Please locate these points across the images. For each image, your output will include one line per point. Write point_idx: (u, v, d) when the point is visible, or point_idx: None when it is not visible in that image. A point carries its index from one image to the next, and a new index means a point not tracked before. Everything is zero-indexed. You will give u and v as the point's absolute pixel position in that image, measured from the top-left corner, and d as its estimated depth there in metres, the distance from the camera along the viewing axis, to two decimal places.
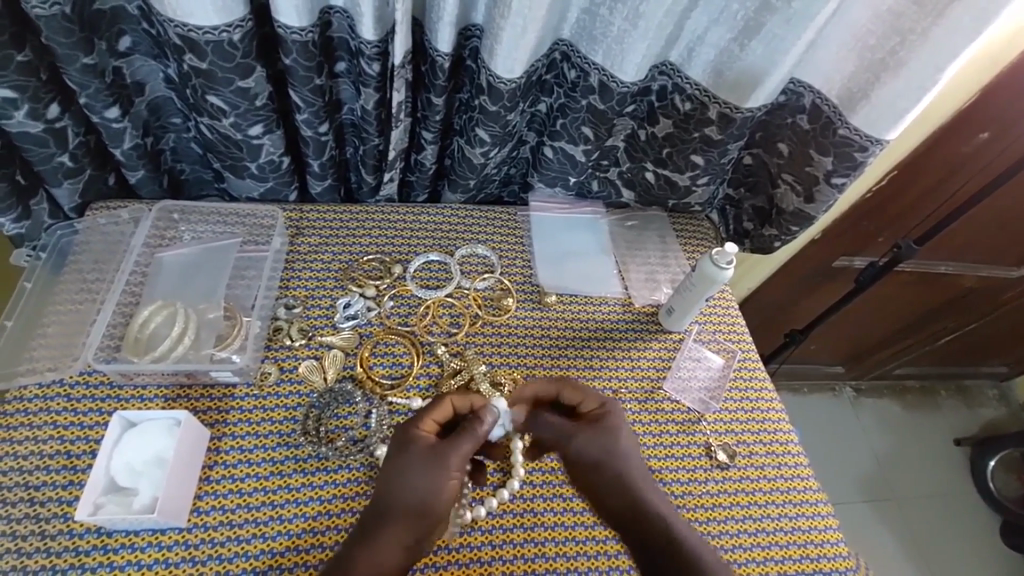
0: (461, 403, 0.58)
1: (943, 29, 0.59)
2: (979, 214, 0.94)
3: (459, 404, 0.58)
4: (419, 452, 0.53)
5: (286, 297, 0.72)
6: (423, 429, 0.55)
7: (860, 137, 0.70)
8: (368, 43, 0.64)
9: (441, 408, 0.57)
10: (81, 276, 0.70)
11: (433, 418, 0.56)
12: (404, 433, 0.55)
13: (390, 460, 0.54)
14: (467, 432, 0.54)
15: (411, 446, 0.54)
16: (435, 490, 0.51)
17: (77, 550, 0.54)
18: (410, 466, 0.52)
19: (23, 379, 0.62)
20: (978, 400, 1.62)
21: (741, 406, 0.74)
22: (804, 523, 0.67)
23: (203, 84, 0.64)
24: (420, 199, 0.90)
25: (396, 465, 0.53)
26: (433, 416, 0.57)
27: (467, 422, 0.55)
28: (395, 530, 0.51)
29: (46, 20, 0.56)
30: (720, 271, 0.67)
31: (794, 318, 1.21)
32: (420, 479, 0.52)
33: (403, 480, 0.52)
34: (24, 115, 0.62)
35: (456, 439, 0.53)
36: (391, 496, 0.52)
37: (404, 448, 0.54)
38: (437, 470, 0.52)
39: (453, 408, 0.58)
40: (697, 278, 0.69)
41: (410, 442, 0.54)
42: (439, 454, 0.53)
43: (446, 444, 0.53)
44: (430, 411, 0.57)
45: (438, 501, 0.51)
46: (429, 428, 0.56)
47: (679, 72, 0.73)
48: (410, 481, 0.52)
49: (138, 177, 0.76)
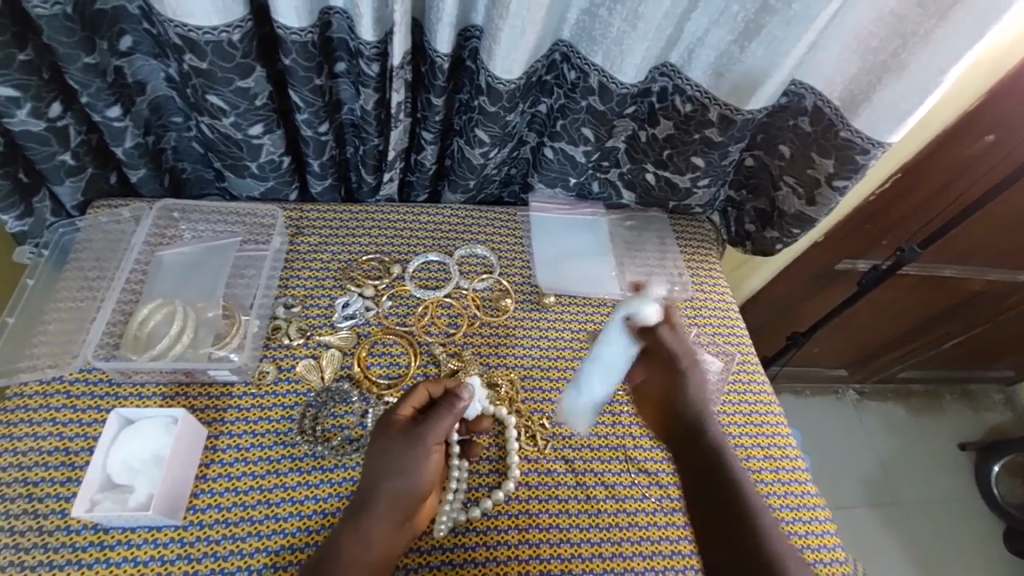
0: (436, 389, 0.58)
1: (945, 32, 0.58)
2: (983, 217, 0.93)
3: (435, 390, 0.58)
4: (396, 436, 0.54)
5: (285, 297, 0.72)
6: (400, 414, 0.55)
7: (862, 139, 0.69)
8: (367, 44, 0.64)
9: (418, 395, 0.57)
10: (82, 274, 0.71)
11: (410, 404, 0.56)
12: (382, 420, 0.56)
13: (375, 445, 0.54)
14: (445, 410, 0.55)
15: (388, 432, 0.54)
16: (420, 470, 0.53)
17: (74, 547, 0.54)
18: (390, 448, 0.53)
19: (24, 375, 0.62)
20: (983, 404, 1.61)
21: (739, 410, 0.74)
22: (801, 527, 0.66)
23: (202, 83, 0.64)
24: (420, 199, 0.90)
25: (376, 451, 0.54)
26: (412, 403, 0.56)
27: (443, 402, 0.56)
28: (381, 511, 0.52)
29: (48, 19, 0.57)
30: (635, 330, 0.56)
31: (795, 321, 1.21)
32: (401, 461, 0.53)
33: (383, 463, 0.53)
34: (26, 114, 0.63)
35: (432, 420, 0.54)
36: (377, 476, 0.53)
37: (383, 434, 0.55)
38: (421, 449, 0.53)
39: (428, 395, 0.57)
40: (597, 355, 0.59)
41: (387, 427, 0.55)
42: (416, 436, 0.53)
43: (422, 424, 0.54)
44: (406, 398, 0.57)
45: (422, 478, 0.53)
46: (408, 415, 0.56)
47: (680, 73, 0.72)
48: (391, 464, 0.53)
49: (139, 176, 0.77)
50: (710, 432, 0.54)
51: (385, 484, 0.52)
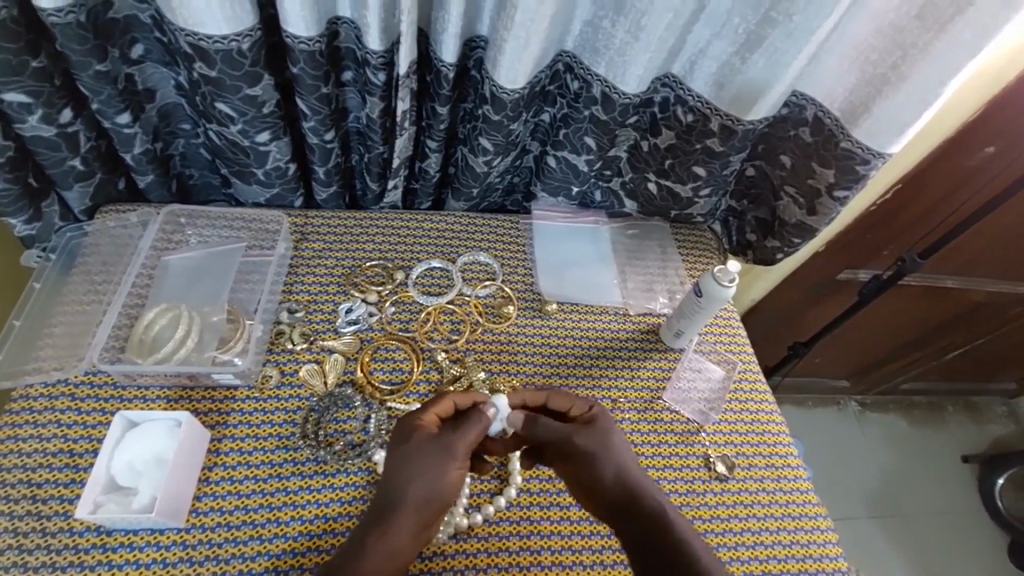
0: (464, 401, 0.59)
1: (944, 45, 0.59)
2: (983, 227, 0.93)
3: (461, 402, 0.59)
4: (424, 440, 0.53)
5: (289, 302, 0.73)
6: (427, 423, 0.55)
7: (862, 150, 0.70)
8: (374, 53, 0.65)
9: (444, 403, 0.57)
10: (89, 278, 0.71)
11: (435, 412, 0.57)
12: (404, 425, 0.55)
13: (405, 453, 0.53)
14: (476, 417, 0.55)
15: (419, 439, 0.53)
16: (451, 482, 0.52)
17: (77, 549, 0.55)
18: (416, 452, 0.52)
19: (30, 377, 0.63)
20: (986, 417, 1.60)
21: (741, 418, 0.74)
22: (803, 537, 0.66)
23: (211, 91, 0.65)
24: (424, 207, 0.91)
25: (401, 454, 0.53)
26: (437, 410, 0.57)
27: (472, 413, 0.56)
28: (407, 514, 0.50)
29: (62, 27, 0.57)
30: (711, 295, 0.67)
31: (798, 330, 1.21)
32: (427, 464, 0.52)
33: (409, 465, 0.52)
34: (38, 120, 0.63)
35: (463, 428, 0.54)
36: (410, 482, 0.51)
37: (407, 436, 0.54)
38: (449, 460, 0.52)
39: (453, 405, 0.58)
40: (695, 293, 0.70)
41: (412, 431, 0.54)
42: (445, 442, 0.53)
43: (455, 434, 0.54)
44: (433, 406, 0.57)
45: (454, 488, 0.53)
46: (432, 421, 0.56)
47: (682, 84, 0.73)
48: (420, 467, 0.52)
49: (147, 181, 0.78)
50: (642, 497, 0.51)
51: (415, 488, 0.51)
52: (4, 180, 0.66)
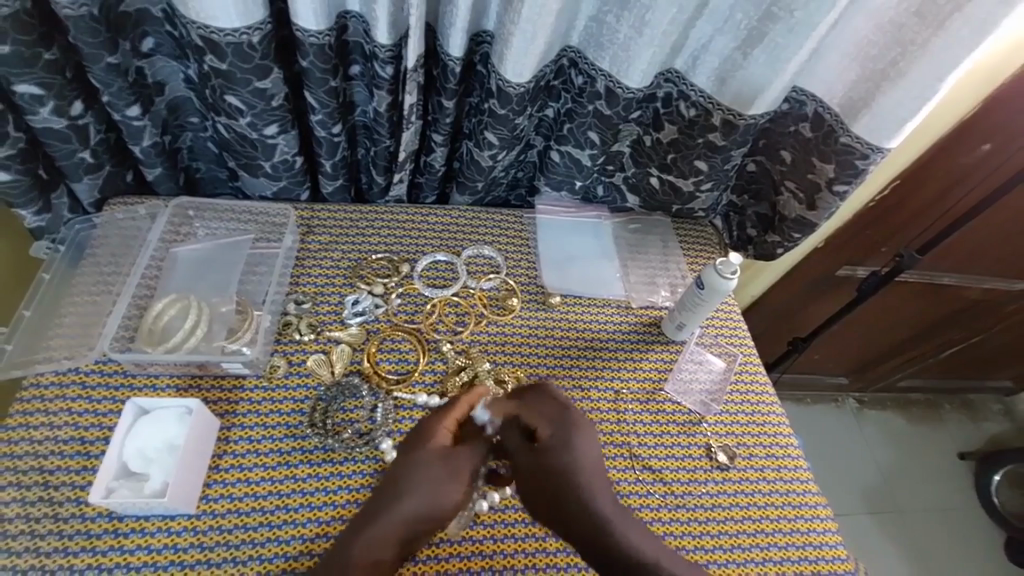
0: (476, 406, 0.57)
1: (942, 41, 0.60)
2: (981, 224, 0.94)
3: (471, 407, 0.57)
4: (432, 452, 0.53)
5: (296, 293, 0.74)
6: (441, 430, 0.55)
7: (861, 145, 0.71)
8: (382, 47, 0.66)
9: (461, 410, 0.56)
10: (98, 270, 0.72)
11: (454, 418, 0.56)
12: (420, 431, 0.55)
13: (407, 463, 0.52)
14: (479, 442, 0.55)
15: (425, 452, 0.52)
16: (445, 504, 0.50)
17: (89, 533, 0.55)
18: (423, 462, 0.52)
19: (41, 366, 0.64)
20: (983, 414, 1.61)
21: (742, 409, 0.75)
22: (803, 525, 0.67)
23: (221, 84, 0.66)
24: (428, 201, 0.92)
25: (408, 463, 0.52)
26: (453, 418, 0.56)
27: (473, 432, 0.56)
28: (393, 524, 0.49)
29: (76, 20, 0.58)
30: (715, 289, 0.68)
31: (796, 326, 1.22)
32: (429, 481, 0.51)
33: (412, 476, 0.51)
34: (50, 112, 0.64)
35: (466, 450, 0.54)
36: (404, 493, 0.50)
37: (417, 445, 0.53)
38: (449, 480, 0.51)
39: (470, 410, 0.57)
40: (700, 284, 0.70)
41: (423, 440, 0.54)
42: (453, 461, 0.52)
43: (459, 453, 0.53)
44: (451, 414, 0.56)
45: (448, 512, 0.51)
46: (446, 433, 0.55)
47: (684, 79, 0.74)
48: (420, 481, 0.51)
49: (154, 174, 0.78)
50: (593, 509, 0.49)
51: (408, 500, 0.50)
52: (15, 172, 0.67)
